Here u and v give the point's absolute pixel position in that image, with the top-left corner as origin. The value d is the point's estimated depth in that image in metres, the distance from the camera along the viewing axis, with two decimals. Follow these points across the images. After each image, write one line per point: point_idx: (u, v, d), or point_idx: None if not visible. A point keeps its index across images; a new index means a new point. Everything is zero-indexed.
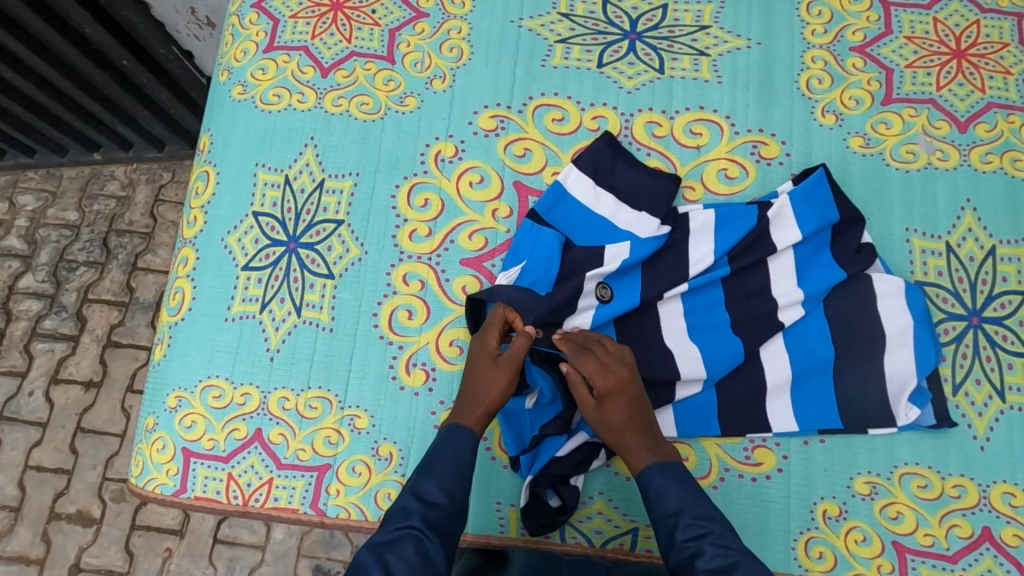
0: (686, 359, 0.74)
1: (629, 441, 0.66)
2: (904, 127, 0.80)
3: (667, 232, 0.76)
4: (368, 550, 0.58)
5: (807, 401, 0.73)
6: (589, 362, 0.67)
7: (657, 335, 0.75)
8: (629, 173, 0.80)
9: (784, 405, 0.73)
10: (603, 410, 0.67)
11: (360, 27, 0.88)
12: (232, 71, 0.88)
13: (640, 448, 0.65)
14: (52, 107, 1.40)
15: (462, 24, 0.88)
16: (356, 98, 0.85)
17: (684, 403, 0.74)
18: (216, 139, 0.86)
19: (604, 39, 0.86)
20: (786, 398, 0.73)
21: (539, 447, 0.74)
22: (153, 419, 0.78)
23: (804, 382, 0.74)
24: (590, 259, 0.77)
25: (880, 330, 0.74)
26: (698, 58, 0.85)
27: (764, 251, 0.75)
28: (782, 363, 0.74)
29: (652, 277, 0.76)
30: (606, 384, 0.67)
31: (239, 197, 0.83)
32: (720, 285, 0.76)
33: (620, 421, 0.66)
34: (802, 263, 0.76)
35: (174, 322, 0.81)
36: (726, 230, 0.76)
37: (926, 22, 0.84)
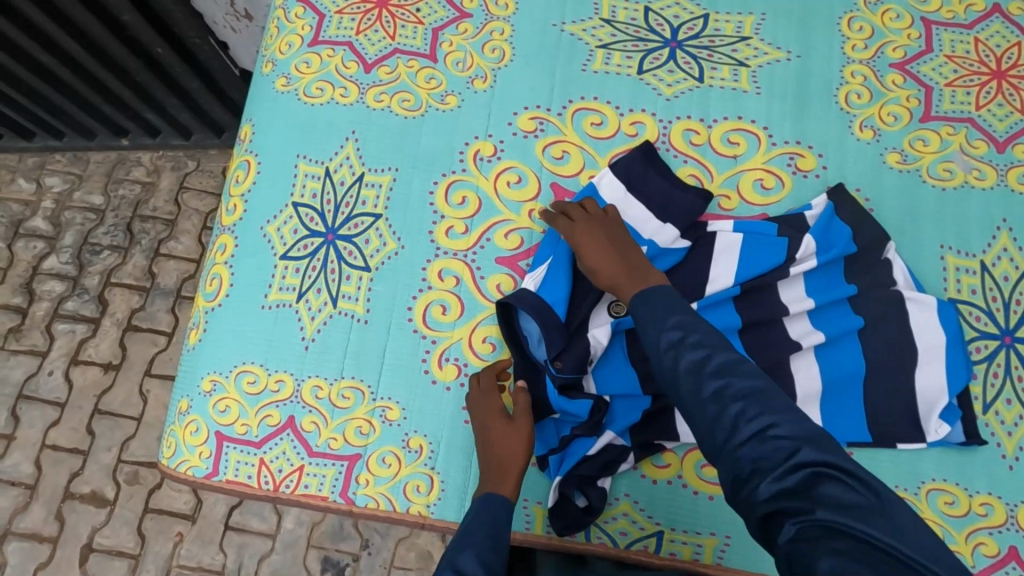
0: None
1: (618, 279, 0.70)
2: (941, 145, 0.81)
3: (684, 246, 0.77)
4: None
5: (833, 411, 0.73)
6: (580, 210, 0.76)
7: None
8: (661, 183, 0.80)
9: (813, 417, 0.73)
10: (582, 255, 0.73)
11: (404, 25, 0.89)
12: (276, 64, 0.90)
13: (619, 278, 0.68)
14: (84, 90, 1.42)
15: (505, 26, 0.89)
16: (398, 94, 0.87)
17: None
18: (258, 130, 0.88)
19: (644, 46, 0.87)
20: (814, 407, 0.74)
21: (568, 447, 0.74)
22: (187, 402, 0.79)
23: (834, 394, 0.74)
24: None
25: (912, 346, 0.74)
26: (737, 68, 0.86)
27: (796, 263, 0.76)
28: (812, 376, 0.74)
29: (676, 286, 0.77)
30: (584, 230, 0.74)
31: (279, 187, 0.84)
32: (749, 295, 0.76)
33: (607, 256, 0.71)
34: (827, 275, 0.77)
35: (210, 307, 0.83)
36: (752, 249, 0.77)
37: (967, 41, 0.84)
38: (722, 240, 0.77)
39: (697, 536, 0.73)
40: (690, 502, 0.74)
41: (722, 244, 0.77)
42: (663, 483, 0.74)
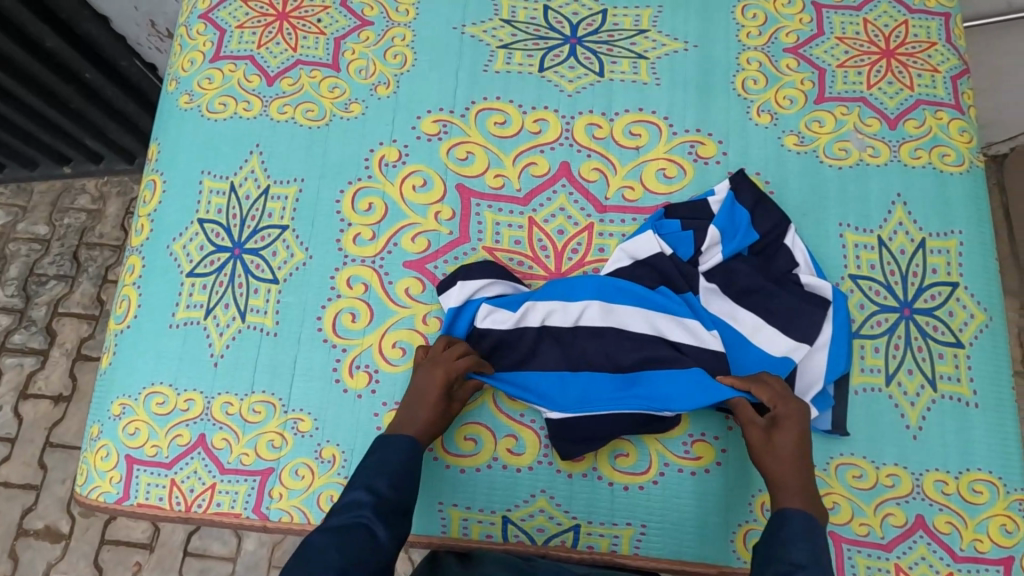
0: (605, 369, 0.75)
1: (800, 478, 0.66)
2: (836, 125, 0.82)
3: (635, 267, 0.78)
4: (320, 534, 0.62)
5: None
6: (774, 398, 0.68)
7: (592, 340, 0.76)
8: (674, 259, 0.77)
9: None
10: (774, 440, 0.67)
11: (305, 35, 0.89)
12: (179, 81, 0.89)
13: (795, 488, 0.65)
14: (20, 122, 1.38)
15: (406, 32, 0.89)
16: (301, 105, 0.86)
17: None
18: (164, 148, 0.87)
19: (545, 44, 0.88)
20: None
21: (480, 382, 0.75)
22: (98, 427, 0.79)
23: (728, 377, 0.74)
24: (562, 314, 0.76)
25: (799, 327, 0.74)
26: (637, 61, 0.87)
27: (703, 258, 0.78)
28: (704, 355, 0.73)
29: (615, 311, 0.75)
30: (791, 416, 0.68)
31: (185, 204, 0.84)
32: (650, 284, 0.77)
33: (795, 451, 0.66)
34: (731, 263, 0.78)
35: (120, 330, 0.82)
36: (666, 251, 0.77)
37: (857, 23, 0.86)
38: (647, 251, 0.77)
39: (614, 527, 0.73)
40: (607, 494, 0.74)
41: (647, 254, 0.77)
42: (580, 476, 0.74)
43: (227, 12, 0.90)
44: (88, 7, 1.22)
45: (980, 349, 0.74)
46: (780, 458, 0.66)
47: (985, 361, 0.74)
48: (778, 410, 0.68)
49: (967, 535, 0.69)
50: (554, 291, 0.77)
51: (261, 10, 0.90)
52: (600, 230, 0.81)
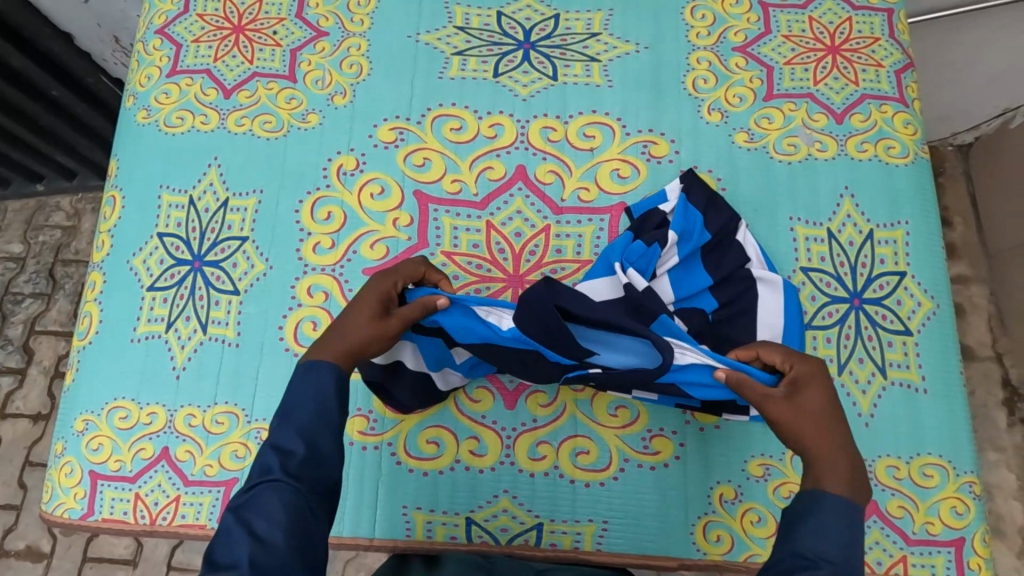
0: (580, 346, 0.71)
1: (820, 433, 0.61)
2: (785, 121, 0.84)
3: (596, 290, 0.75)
4: (228, 513, 0.55)
5: None
6: (788, 361, 0.63)
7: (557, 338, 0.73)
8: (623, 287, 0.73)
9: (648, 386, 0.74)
10: (800, 404, 0.61)
11: (261, 48, 0.90)
12: (137, 96, 0.90)
13: (843, 466, 0.57)
14: None
15: (362, 41, 0.90)
16: (259, 117, 0.87)
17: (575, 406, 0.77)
18: (123, 164, 0.87)
19: (499, 50, 0.89)
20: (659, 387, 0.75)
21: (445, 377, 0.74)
22: (62, 444, 0.79)
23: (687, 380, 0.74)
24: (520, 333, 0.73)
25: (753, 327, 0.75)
26: (590, 64, 0.88)
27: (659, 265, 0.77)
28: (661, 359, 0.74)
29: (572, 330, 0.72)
30: (811, 379, 0.62)
31: (144, 219, 0.84)
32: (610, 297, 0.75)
33: (827, 419, 0.60)
34: (687, 265, 0.78)
35: (83, 346, 0.82)
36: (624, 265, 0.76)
37: (802, 20, 0.88)
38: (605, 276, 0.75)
39: (577, 524, 0.74)
40: (569, 491, 0.74)
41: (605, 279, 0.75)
42: (542, 475, 0.75)
43: (183, 26, 0.91)
44: (50, 25, 1.22)
45: (928, 336, 0.76)
46: (816, 428, 0.59)
47: (933, 347, 0.76)
48: (795, 371, 0.62)
49: (919, 518, 0.71)
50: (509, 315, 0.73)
51: (216, 23, 0.91)
52: (557, 231, 0.82)
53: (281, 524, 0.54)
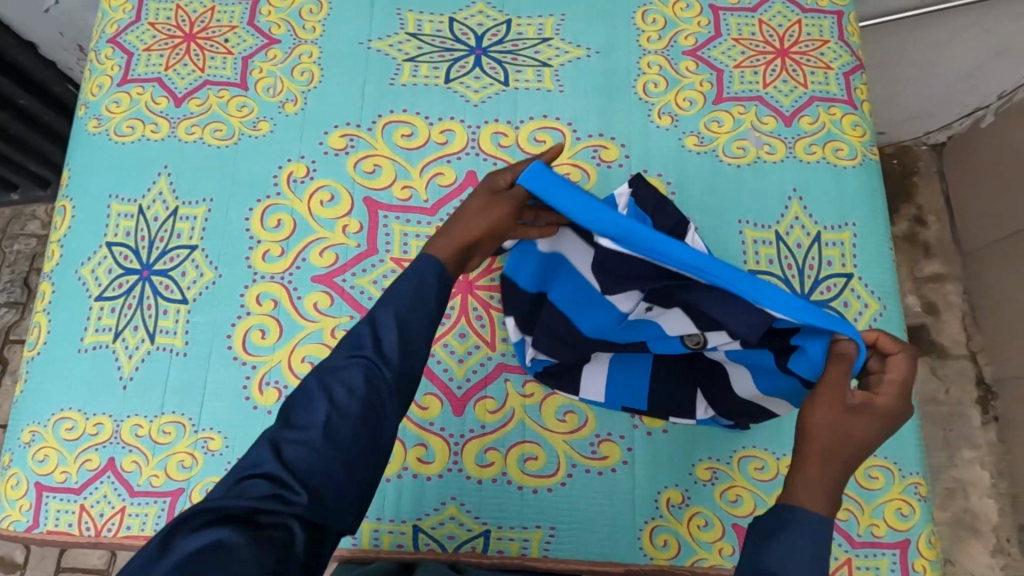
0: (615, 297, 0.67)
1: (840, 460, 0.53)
2: (734, 124, 0.84)
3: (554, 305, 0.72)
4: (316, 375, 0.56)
5: (626, 391, 0.74)
6: (890, 386, 0.56)
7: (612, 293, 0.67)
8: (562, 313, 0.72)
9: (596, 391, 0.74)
10: (856, 420, 0.54)
11: (213, 56, 0.89)
12: (88, 105, 0.89)
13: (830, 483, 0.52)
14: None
15: (313, 49, 0.90)
16: (210, 125, 0.87)
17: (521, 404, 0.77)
18: (74, 173, 0.87)
19: (450, 55, 0.89)
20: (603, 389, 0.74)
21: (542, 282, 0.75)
22: (9, 455, 0.78)
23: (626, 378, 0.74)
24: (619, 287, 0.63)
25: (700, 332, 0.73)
26: (541, 69, 0.88)
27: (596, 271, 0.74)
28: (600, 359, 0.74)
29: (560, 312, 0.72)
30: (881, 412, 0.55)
31: (93, 228, 0.84)
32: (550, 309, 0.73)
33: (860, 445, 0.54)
34: None
35: (31, 356, 0.82)
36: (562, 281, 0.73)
37: (752, 24, 0.88)
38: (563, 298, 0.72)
39: (524, 530, 0.73)
40: (516, 498, 0.74)
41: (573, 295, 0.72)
42: (490, 481, 0.75)
43: (135, 35, 0.91)
44: (13, 35, 1.22)
45: None
46: (844, 443, 0.53)
47: None
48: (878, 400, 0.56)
49: (864, 520, 0.71)
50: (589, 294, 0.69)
51: (168, 31, 0.90)
52: None
53: (360, 397, 0.54)
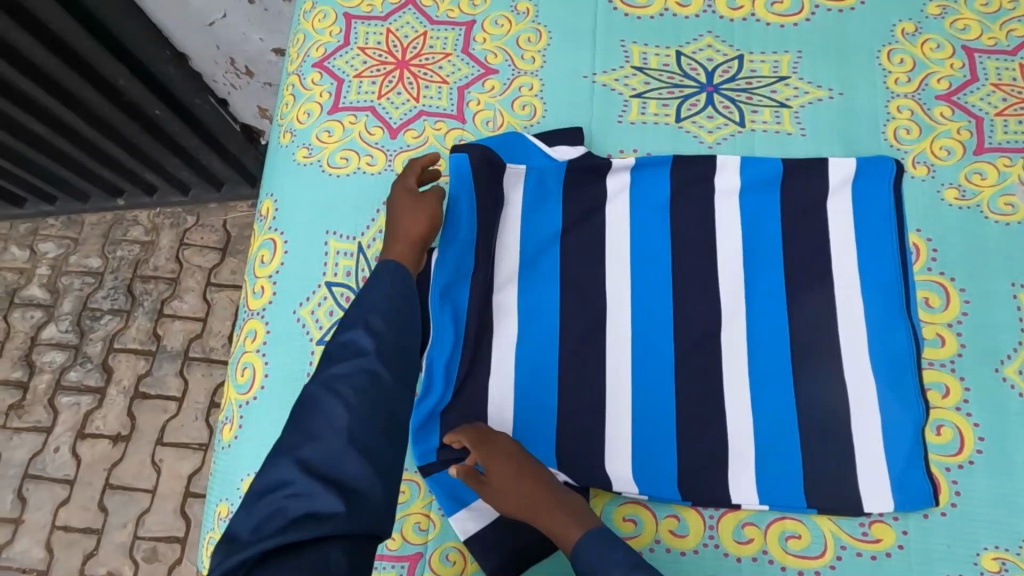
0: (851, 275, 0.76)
1: (496, 496, 0.67)
2: (1000, 177, 0.78)
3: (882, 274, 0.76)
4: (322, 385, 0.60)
5: (903, 481, 0.69)
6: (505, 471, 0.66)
7: (851, 296, 0.76)
8: (864, 257, 0.77)
9: (868, 475, 0.70)
10: (496, 481, 0.66)
11: (427, 85, 0.85)
12: (295, 133, 0.85)
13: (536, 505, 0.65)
14: (75, 152, 1.42)
15: (534, 80, 0.85)
16: (427, 159, 0.82)
17: (771, 471, 0.72)
18: (282, 205, 0.83)
19: (680, 92, 0.84)
20: (879, 437, 0.72)
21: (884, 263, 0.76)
22: (228, 506, 0.75)
23: (880, 425, 0.72)
24: (869, 270, 0.76)
25: (889, 427, 0.72)
26: (779, 110, 0.83)
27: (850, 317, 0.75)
28: (866, 399, 0.72)
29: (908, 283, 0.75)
30: (496, 457, 0.67)
31: (309, 265, 0.80)
32: (773, 345, 0.76)
33: (513, 478, 0.66)
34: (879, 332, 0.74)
35: (245, 401, 0.78)
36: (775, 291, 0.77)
37: (1012, 68, 0.82)
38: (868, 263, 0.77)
39: None
40: None
41: (873, 262, 0.76)
42: (748, 560, 0.69)
43: (343, 59, 0.86)
44: (169, 48, 1.23)
45: None
46: (505, 495, 0.66)
47: None
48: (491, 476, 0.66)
49: None
50: (866, 272, 0.76)
51: (380, 57, 0.86)
52: None
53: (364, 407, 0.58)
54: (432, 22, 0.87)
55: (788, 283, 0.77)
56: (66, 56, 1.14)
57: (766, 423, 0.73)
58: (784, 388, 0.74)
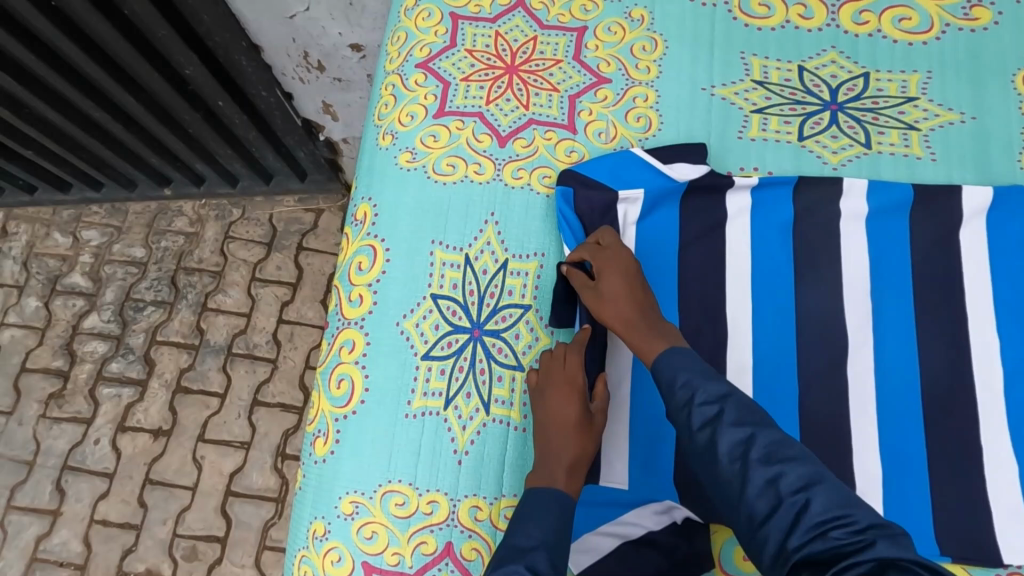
0: (986, 310, 0.72)
1: (600, 307, 0.68)
2: None
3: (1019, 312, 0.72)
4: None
5: None
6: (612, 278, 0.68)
7: (986, 334, 0.72)
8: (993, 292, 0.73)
9: (1006, 526, 0.66)
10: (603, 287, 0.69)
11: (537, 92, 0.81)
12: (396, 136, 0.81)
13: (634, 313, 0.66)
14: (129, 140, 1.38)
15: (649, 92, 0.81)
16: (537, 170, 0.79)
17: (904, 516, 0.68)
18: (382, 211, 0.79)
19: (802, 109, 0.80)
20: (1018, 486, 0.67)
21: (1017, 299, 0.72)
22: (324, 525, 0.71)
23: (1017, 473, 0.68)
24: (1004, 306, 0.72)
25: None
26: (907, 132, 0.79)
27: (985, 354, 0.71)
28: (1003, 443, 0.69)
29: None
30: (611, 264, 0.69)
31: (414, 276, 0.76)
32: (903, 381, 0.72)
33: (623, 295, 0.67)
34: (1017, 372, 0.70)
35: (342, 415, 0.74)
36: (903, 325, 0.73)
37: None
38: (999, 299, 0.73)
39: None
40: None
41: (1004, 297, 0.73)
42: None
43: (449, 61, 0.83)
44: (245, 38, 1.19)
45: None
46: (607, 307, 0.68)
47: None
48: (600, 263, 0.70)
49: None
50: (999, 308, 0.72)
51: (488, 61, 0.83)
52: None
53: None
54: (542, 26, 0.84)
55: (918, 316, 0.73)
56: (138, 43, 1.11)
57: (895, 463, 0.69)
58: (915, 426, 0.70)
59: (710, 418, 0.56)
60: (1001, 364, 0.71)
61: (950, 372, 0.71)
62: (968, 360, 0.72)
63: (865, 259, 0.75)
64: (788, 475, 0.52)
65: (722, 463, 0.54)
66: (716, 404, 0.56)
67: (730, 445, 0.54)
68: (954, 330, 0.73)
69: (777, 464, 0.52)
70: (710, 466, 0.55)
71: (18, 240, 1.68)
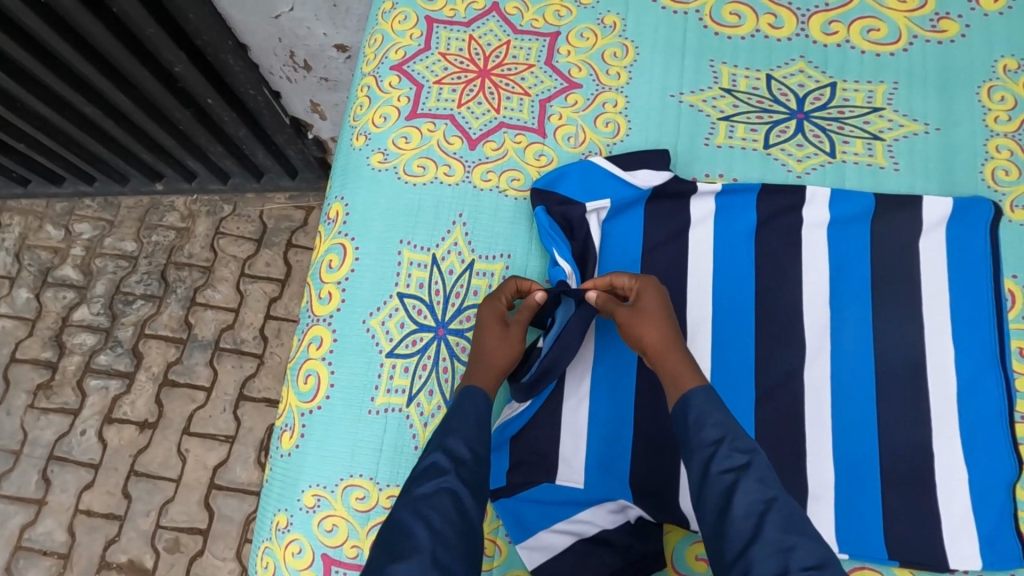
0: (943, 320, 0.74)
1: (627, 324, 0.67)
2: None
3: (975, 322, 0.73)
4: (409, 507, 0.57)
5: (987, 538, 0.67)
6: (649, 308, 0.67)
7: (942, 342, 0.73)
8: (950, 302, 0.74)
9: (954, 532, 0.67)
10: (639, 310, 0.67)
11: (509, 96, 0.83)
12: (370, 137, 0.83)
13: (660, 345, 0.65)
14: (119, 135, 1.40)
15: (618, 97, 0.83)
16: (506, 172, 0.80)
17: (855, 521, 0.69)
18: (353, 209, 0.81)
19: (769, 118, 0.81)
20: (967, 492, 0.68)
21: (973, 309, 0.73)
22: (286, 517, 0.72)
23: (968, 481, 0.69)
24: (960, 317, 0.73)
25: (978, 482, 0.69)
26: (871, 142, 0.80)
27: (941, 363, 0.72)
28: (955, 451, 0.70)
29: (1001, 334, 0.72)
30: (650, 294, 0.68)
31: (382, 274, 0.78)
32: (859, 388, 0.73)
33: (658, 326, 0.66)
34: (971, 382, 0.71)
35: (307, 410, 0.75)
36: (861, 332, 0.74)
37: None
38: (956, 309, 0.74)
39: None
40: None
41: (961, 307, 0.74)
42: None
43: (423, 64, 0.84)
44: (232, 38, 1.20)
45: None
46: (638, 331, 0.66)
47: None
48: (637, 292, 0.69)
49: None
50: (954, 317, 0.73)
51: (461, 65, 0.84)
52: None
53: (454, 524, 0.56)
54: (516, 30, 0.86)
55: (877, 324, 0.74)
56: (126, 39, 1.12)
57: (849, 467, 0.70)
58: (868, 431, 0.71)
59: (735, 467, 0.56)
60: (956, 373, 0.72)
61: (906, 379, 0.72)
62: (924, 367, 0.73)
63: (826, 267, 0.76)
64: (800, 550, 0.52)
65: (734, 514, 0.55)
66: (744, 455, 0.57)
67: (749, 502, 0.55)
68: (912, 338, 0.74)
69: (793, 536, 0.53)
70: (720, 516, 0.55)
71: (11, 231, 1.70)
